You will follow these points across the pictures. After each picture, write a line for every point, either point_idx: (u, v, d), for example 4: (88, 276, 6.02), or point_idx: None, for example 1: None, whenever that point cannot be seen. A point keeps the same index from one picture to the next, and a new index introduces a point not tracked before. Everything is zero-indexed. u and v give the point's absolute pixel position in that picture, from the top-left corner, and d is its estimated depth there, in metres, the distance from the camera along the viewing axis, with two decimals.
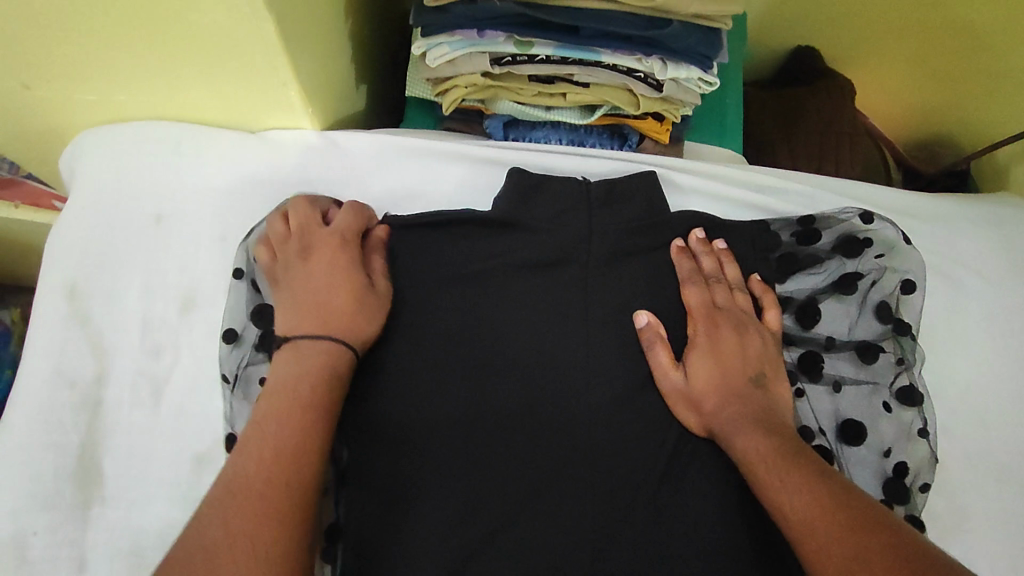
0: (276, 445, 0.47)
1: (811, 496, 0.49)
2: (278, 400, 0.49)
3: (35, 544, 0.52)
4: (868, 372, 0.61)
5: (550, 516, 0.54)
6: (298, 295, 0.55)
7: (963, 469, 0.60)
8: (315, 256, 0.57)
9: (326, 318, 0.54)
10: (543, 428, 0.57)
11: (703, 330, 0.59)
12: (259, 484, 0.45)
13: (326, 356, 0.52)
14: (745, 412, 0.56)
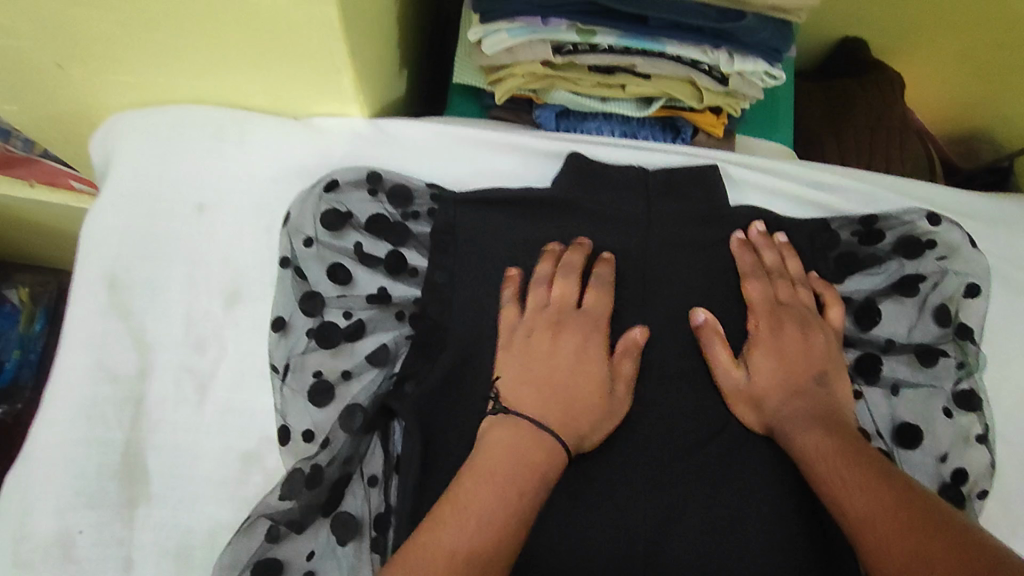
0: (464, 549, 0.42)
1: (874, 490, 0.48)
2: (496, 457, 0.48)
3: (79, 546, 0.49)
4: (928, 376, 0.60)
5: (613, 520, 0.53)
6: (531, 363, 0.54)
7: (1020, 474, 0.60)
8: (565, 334, 0.55)
9: (568, 404, 0.52)
10: (605, 430, 0.55)
11: (765, 326, 0.58)
12: (461, 545, 0.42)
13: (542, 450, 0.49)
14: (807, 410, 0.55)
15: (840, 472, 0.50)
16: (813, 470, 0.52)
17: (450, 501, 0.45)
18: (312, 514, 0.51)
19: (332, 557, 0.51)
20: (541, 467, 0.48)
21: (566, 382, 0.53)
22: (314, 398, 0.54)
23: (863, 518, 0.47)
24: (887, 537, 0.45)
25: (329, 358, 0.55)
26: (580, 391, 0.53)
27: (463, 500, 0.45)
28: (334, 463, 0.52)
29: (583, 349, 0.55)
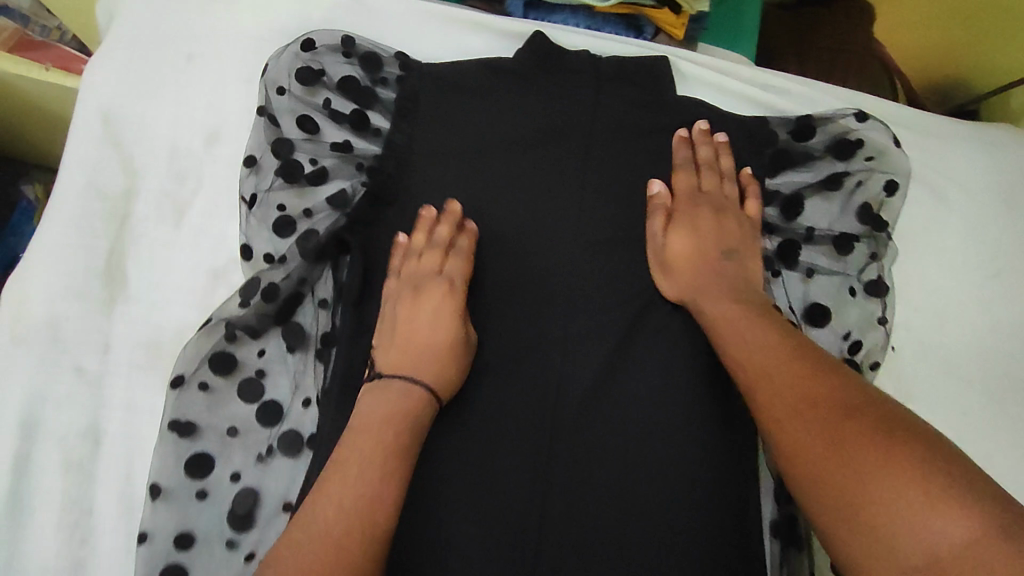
0: (350, 498, 0.45)
1: (765, 344, 0.51)
2: (364, 432, 0.49)
3: (65, 330, 0.56)
4: (839, 265, 0.65)
5: (529, 355, 0.61)
6: (397, 333, 0.57)
7: (912, 358, 0.66)
8: (424, 296, 0.58)
9: (427, 355, 0.55)
10: (532, 281, 0.62)
11: (686, 206, 0.64)
12: (353, 491, 0.46)
13: (408, 398, 0.53)
14: (715, 281, 0.60)
15: (743, 331, 0.54)
16: (718, 332, 0.56)
17: (336, 462, 0.48)
18: (266, 325, 0.58)
19: (281, 361, 0.59)
20: (412, 414, 0.52)
21: (430, 336, 0.56)
22: (275, 228, 0.60)
23: (754, 366, 0.50)
24: (774, 379, 0.48)
25: (292, 195, 0.61)
26: (439, 342, 0.56)
27: (347, 452, 0.48)
28: (289, 282, 0.59)
29: (441, 307, 0.57)
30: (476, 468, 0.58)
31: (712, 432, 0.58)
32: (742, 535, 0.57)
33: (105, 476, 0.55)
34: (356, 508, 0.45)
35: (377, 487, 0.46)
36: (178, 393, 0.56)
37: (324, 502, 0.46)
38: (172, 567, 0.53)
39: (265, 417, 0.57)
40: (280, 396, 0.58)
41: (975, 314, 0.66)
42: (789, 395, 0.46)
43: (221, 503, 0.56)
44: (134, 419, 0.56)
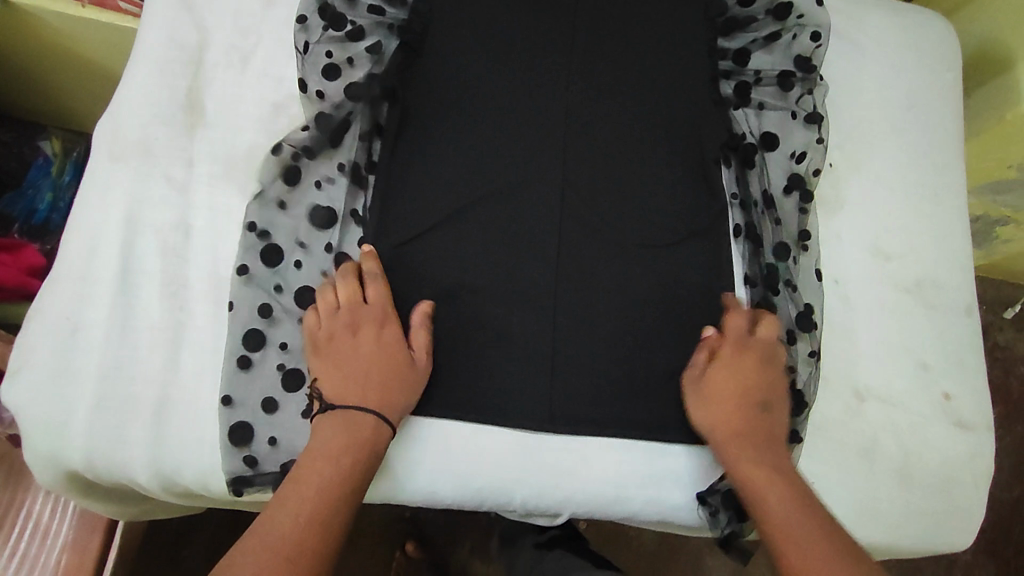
0: (305, 514, 0.57)
1: (804, 542, 0.58)
2: (322, 450, 0.61)
3: (155, 146, 0.69)
4: (783, 101, 0.80)
5: (532, 173, 0.74)
6: (341, 363, 0.65)
7: (848, 172, 0.79)
8: (361, 332, 0.66)
9: (373, 388, 0.64)
10: (535, 118, 0.75)
11: (732, 349, 0.69)
12: (314, 518, 0.58)
13: (362, 421, 0.62)
14: (742, 437, 0.65)
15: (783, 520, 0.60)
16: (761, 500, 0.62)
17: (303, 485, 0.59)
18: (322, 145, 0.72)
19: (336, 177, 0.72)
20: (366, 442, 0.62)
21: (371, 374, 0.64)
22: (324, 72, 0.74)
23: (799, 559, 0.57)
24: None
25: (335, 47, 0.75)
26: (382, 372, 0.64)
27: (316, 481, 0.59)
28: (339, 114, 0.73)
29: (378, 337, 0.66)
30: (498, 263, 0.71)
31: (681, 224, 0.74)
32: (706, 294, 0.73)
33: (195, 259, 0.67)
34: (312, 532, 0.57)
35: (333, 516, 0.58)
36: (254, 201, 0.69)
37: (288, 519, 0.57)
38: (253, 331, 0.66)
39: (325, 218, 0.71)
40: (335, 204, 0.71)
41: (896, 137, 0.80)
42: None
43: (294, 284, 0.69)
44: (217, 219, 0.69)
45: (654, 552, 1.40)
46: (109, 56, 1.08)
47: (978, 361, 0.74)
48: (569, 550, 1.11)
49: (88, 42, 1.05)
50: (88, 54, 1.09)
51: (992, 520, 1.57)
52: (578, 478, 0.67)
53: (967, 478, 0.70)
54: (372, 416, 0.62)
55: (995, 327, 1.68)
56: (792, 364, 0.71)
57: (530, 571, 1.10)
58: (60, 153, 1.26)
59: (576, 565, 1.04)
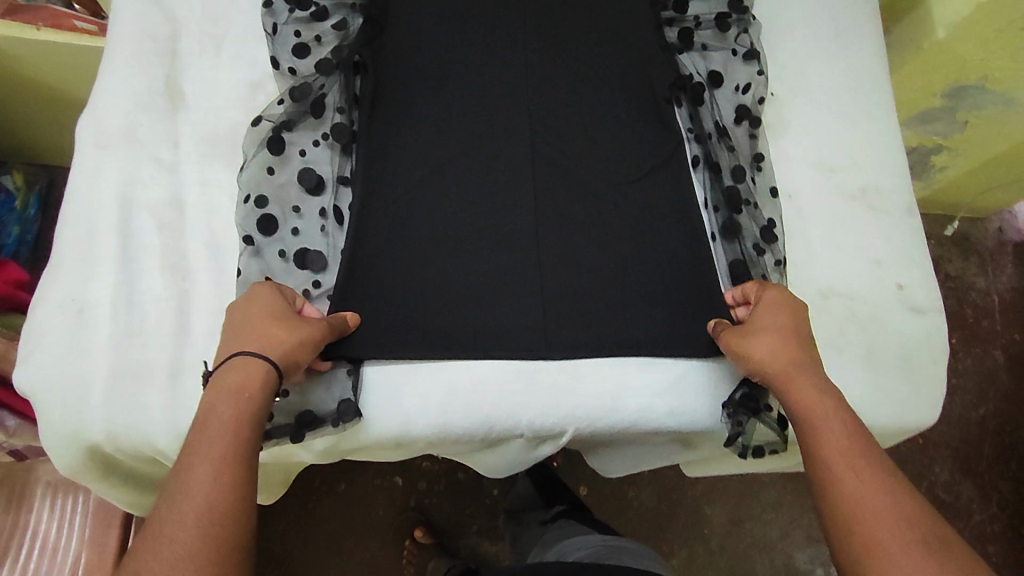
0: (196, 489, 0.50)
1: (851, 461, 0.57)
2: (201, 425, 0.54)
3: (141, 132, 0.73)
4: (720, 41, 0.87)
5: (500, 125, 0.79)
6: (223, 334, 0.62)
7: (786, 99, 0.87)
8: (237, 301, 0.64)
9: (243, 334, 0.60)
10: (499, 76, 0.81)
11: (771, 300, 0.69)
12: (200, 494, 0.50)
13: (234, 366, 0.58)
14: (796, 368, 0.64)
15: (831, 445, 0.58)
16: (806, 419, 0.61)
17: (181, 464, 0.52)
18: (300, 118, 0.76)
19: (317, 145, 0.76)
20: (242, 396, 0.56)
21: (242, 324, 0.61)
22: (294, 51, 0.78)
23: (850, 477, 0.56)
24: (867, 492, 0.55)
25: (303, 27, 0.80)
26: (250, 321, 0.61)
27: (195, 454, 0.52)
28: (315, 87, 0.77)
29: (250, 299, 0.63)
30: (478, 210, 0.75)
31: (644, 158, 0.79)
32: (679, 219, 0.77)
33: (191, 232, 0.71)
34: (195, 510, 0.49)
35: (224, 484, 0.51)
36: (242, 173, 0.72)
37: (171, 505, 0.50)
38: None
39: (312, 187, 0.73)
40: (319, 169, 0.75)
41: (825, 64, 0.89)
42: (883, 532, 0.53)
43: (290, 247, 0.71)
44: (208, 194, 0.73)
45: (653, 510, 1.45)
46: (65, 79, 1.09)
47: (923, 254, 0.82)
48: (570, 518, 1.15)
49: (46, 65, 1.05)
50: (43, 77, 1.08)
51: (963, 438, 1.67)
52: (575, 396, 0.71)
53: (926, 356, 0.77)
54: (240, 355, 0.58)
55: (943, 259, 1.79)
56: (758, 271, 0.77)
57: (535, 543, 1.14)
58: (20, 184, 1.26)
59: (578, 529, 1.09)
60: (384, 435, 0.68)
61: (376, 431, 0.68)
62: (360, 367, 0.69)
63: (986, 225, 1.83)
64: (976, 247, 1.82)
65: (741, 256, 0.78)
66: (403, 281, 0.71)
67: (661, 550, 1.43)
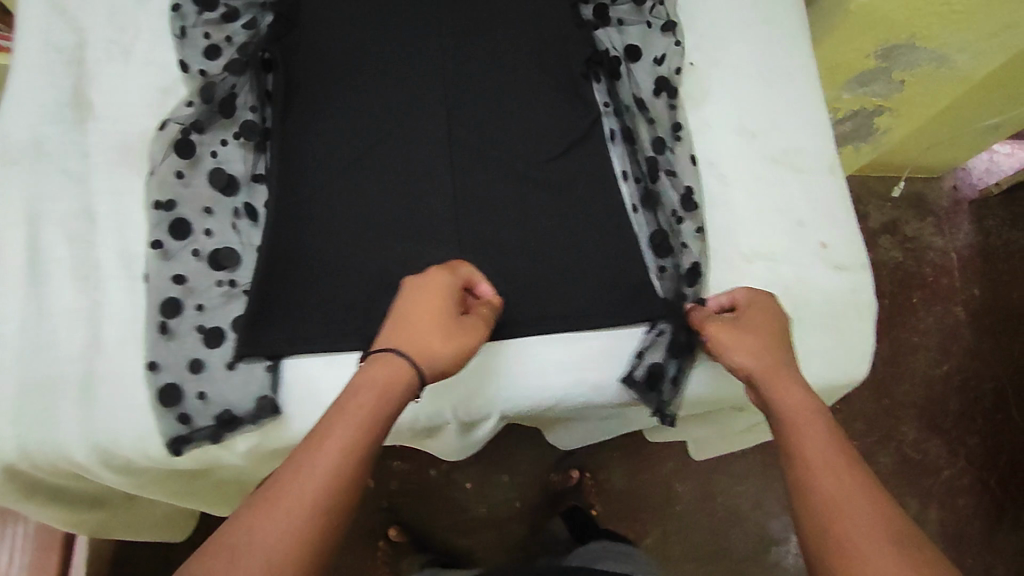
0: (322, 466, 0.52)
1: (812, 434, 0.59)
2: (343, 407, 0.56)
3: (48, 145, 0.71)
4: (637, 13, 0.85)
5: (420, 115, 0.78)
6: (398, 319, 0.62)
7: (706, 68, 0.86)
8: (419, 287, 0.64)
9: (419, 337, 0.61)
10: (417, 65, 0.80)
11: (751, 314, 0.69)
12: (325, 474, 0.52)
13: (399, 368, 0.59)
14: (777, 371, 0.64)
15: (804, 417, 0.60)
16: (776, 394, 0.63)
17: (312, 438, 0.54)
18: (210, 119, 0.73)
19: (230, 146, 0.74)
20: (385, 396, 0.57)
21: (412, 324, 0.62)
22: (205, 52, 0.76)
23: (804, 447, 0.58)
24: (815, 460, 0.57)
25: (212, 27, 0.77)
26: (424, 321, 0.61)
27: (325, 436, 0.53)
28: (223, 86, 0.74)
29: (445, 293, 0.64)
30: (399, 201, 0.75)
31: (565, 140, 0.79)
32: (600, 197, 0.78)
33: (102, 242, 0.69)
34: (311, 500, 0.51)
35: (347, 469, 0.53)
36: (151, 177, 0.70)
37: (299, 472, 0.52)
38: (169, 298, 0.67)
39: (223, 187, 0.72)
40: (232, 170, 0.73)
41: (743, 32, 0.89)
42: (854, 512, 0.54)
43: (206, 251, 0.70)
44: (118, 202, 0.71)
45: (626, 489, 1.45)
46: None
47: (845, 211, 0.83)
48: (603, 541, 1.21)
49: None
50: None
51: (927, 396, 1.69)
52: (499, 376, 0.72)
53: (852, 313, 0.78)
54: (393, 355, 0.59)
55: (900, 222, 1.80)
56: (678, 239, 0.77)
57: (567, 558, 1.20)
58: None
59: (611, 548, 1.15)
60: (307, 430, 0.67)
61: (299, 426, 0.67)
62: (280, 363, 0.68)
63: (940, 185, 1.85)
64: (931, 207, 1.83)
65: (663, 225, 0.78)
66: (321, 274, 0.70)
67: (635, 529, 1.44)
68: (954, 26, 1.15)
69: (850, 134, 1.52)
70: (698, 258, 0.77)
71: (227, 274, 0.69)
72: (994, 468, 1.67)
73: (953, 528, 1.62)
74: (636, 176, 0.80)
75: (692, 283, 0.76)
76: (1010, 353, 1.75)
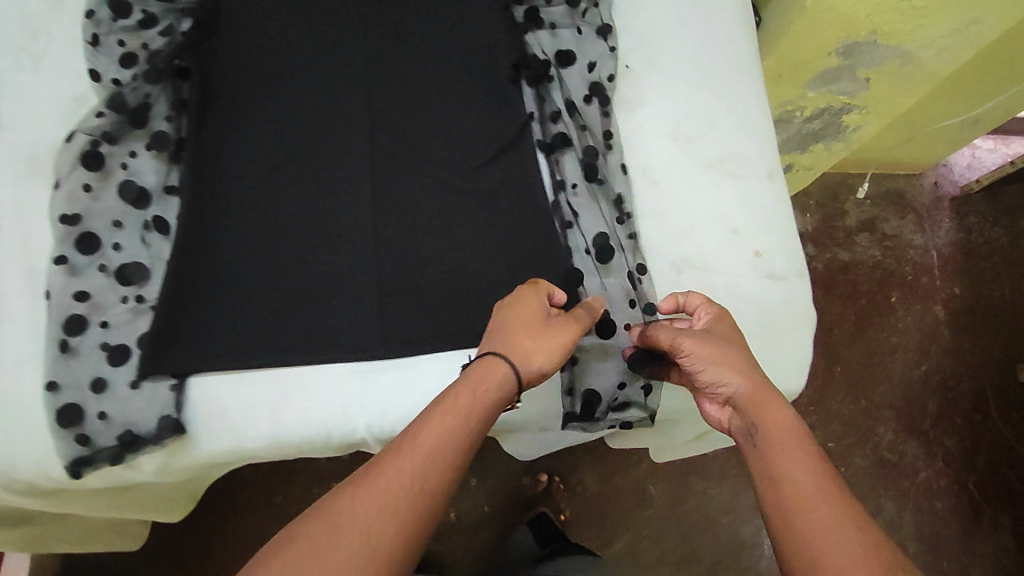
0: (413, 463, 0.53)
1: (798, 456, 0.57)
2: (436, 410, 0.57)
3: None
4: (571, 16, 0.81)
5: (337, 123, 0.75)
6: (510, 322, 0.62)
7: (642, 71, 0.84)
8: (528, 295, 0.63)
9: (536, 339, 0.61)
10: (335, 70, 0.77)
11: (719, 326, 0.66)
12: (421, 467, 0.53)
13: (493, 375, 0.59)
14: (759, 393, 0.61)
15: (785, 439, 0.58)
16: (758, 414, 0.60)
17: (410, 432, 0.55)
18: (123, 131, 0.70)
19: (144, 158, 0.71)
20: (488, 398, 0.58)
21: (528, 326, 0.61)
22: (121, 60, 0.72)
23: (784, 468, 0.56)
24: (797, 479, 0.55)
25: (127, 34, 0.73)
26: (530, 323, 0.62)
27: (417, 431, 0.55)
28: (136, 96, 0.71)
29: (541, 302, 0.64)
30: (315, 212, 0.72)
31: (490, 147, 0.76)
32: (525, 205, 0.75)
33: (4, 257, 0.68)
34: (405, 493, 0.52)
35: (439, 463, 0.54)
36: (58, 191, 0.67)
37: (395, 467, 0.53)
38: (74, 317, 0.65)
39: (135, 200, 0.69)
40: (145, 183, 0.70)
41: (683, 33, 0.86)
42: (845, 526, 0.52)
43: (115, 267, 0.67)
44: (24, 215, 0.69)
45: (596, 491, 1.42)
46: None
47: (783, 217, 0.81)
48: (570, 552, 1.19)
49: None
50: None
51: (905, 397, 1.60)
52: (415, 394, 0.69)
53: (787, 322, 0.77)
54: (494, 357, 0.59)
55: (879, 220, 1.71)
56: (617, 246, 0.75)
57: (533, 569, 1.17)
58: None
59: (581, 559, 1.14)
60: (217, 450, 0.67)
61: (209, 445, 0.66)
62: (185, 381, 0.66)
63: (921, 182, 1.76)
64: (912, 205, 1.74)
65: (595, 234, 0.75)
66: (232, 289, 0.69)
67: (603, 534, 1.41)
68: (917, 21, 1.10)
69: (818, 133, 1.46)
70: (636, 263, 0.75)
71: (136, 291, 0.67)
72: (973, 470, 1.57)
73: (928, 529, 1.52)
74: (568, 184, 0.77)
75: (630, 286, 0.75)
76: (994, 350, 1.65)
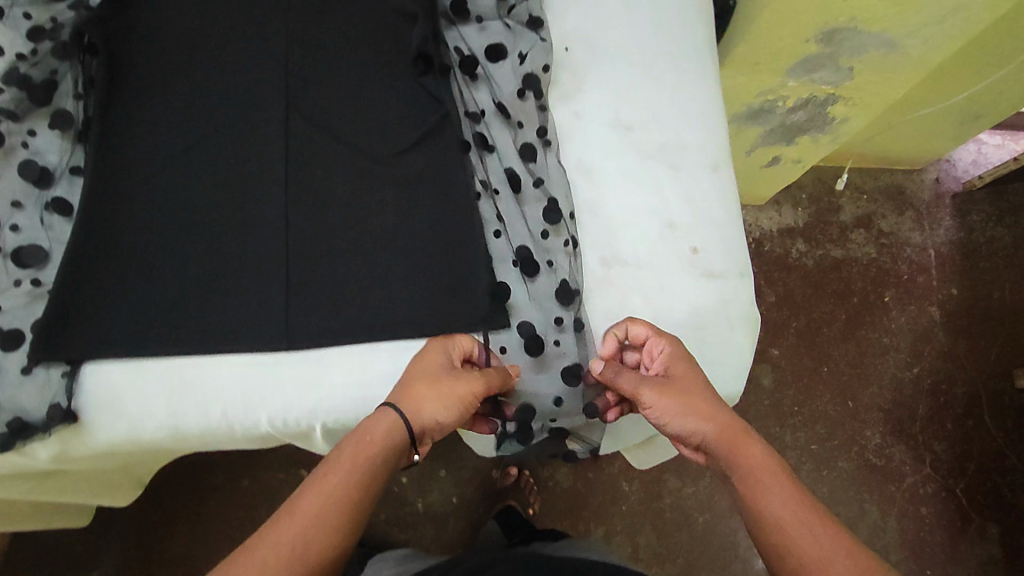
0: (298, 528, 0.53)
1: (781, 489, 0.56)
2: (329, 471, 0.56)
3: None
4: (499, 8, 0.75)
5: (249, 108, 0.72)
6: (409, 378, 0.63)
7: (581, 56, 0.79)
8: (429, 354, 0.66)
9: (432, 394, 0.62)
10: (249, 54, 0.74)
11: (677, 367, 0.65)
12: (298, 533, 0.53)
13: (388, 431, 0.59)
14: (733, 430, 0.61)
15: (767, 474, 0.58)
16: (733, 454, 0.60)
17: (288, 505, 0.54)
18: (27, 111, 0.68)
19: (47, 137, 0.69)
20: (376, 453, 0.58)
21: (418, 381, 0.63)
22: (28, 35, 0.67)
23: (772, 506, 0.56)
24: (784, 513, 0.55)
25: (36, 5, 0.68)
26: (425, 377, 0.63)
27: (297, 500, 0.54)
28: (42, 72, 0.68)
29: (443, 359, 0.65)
30: (223, 199, 0.70)
31: (409, 134, 0.73)
32: (444, 193, 0.72)
33: None
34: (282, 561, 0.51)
35: (320, 524, 0.53)
36: None
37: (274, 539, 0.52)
38: None
39: (36, 180, 0.67)
40: (47, 163, 0.68)
41: (627, 16, 0.81)
42: (843, 559, 0.52)
43: (11, 247, 0.65)
44: None
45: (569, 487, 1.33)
46: None
47: (724, 213, 0.77)
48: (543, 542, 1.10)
49: None
50: None
51: (894, 399, 1.45)
52: (320, 387, 0.67)
53: (721, 324, 0.73)
54: (387, 412, 0.60)
55: (875, 216, 1.59)
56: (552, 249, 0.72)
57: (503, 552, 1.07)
58: None
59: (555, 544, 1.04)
60: (112, 437, 0.65)
61: (104, 432, 0.65)
62: (80, 368, 0.65)
63: (922, 177, 1.63)
64: (910, 200, 1.61)
65: (523, 245, 0.72)
66: (132, 274, 0.67)
67: (575, 530, 1.31)
68: (901, 9, 0.95)
69: (805, 124, 1.29)
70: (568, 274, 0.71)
71: (32, 273, 0.65)
72: (961, 476, 1.41)
73: (912, 537, 1.36)
74: (491, 188, 0.73)
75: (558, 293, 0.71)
76: (1006, 355, 1.50)
